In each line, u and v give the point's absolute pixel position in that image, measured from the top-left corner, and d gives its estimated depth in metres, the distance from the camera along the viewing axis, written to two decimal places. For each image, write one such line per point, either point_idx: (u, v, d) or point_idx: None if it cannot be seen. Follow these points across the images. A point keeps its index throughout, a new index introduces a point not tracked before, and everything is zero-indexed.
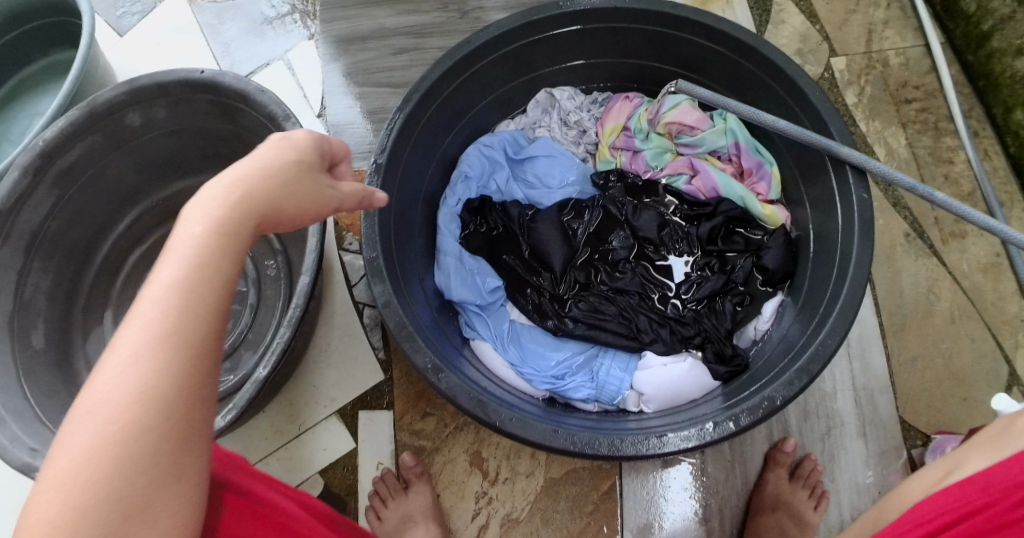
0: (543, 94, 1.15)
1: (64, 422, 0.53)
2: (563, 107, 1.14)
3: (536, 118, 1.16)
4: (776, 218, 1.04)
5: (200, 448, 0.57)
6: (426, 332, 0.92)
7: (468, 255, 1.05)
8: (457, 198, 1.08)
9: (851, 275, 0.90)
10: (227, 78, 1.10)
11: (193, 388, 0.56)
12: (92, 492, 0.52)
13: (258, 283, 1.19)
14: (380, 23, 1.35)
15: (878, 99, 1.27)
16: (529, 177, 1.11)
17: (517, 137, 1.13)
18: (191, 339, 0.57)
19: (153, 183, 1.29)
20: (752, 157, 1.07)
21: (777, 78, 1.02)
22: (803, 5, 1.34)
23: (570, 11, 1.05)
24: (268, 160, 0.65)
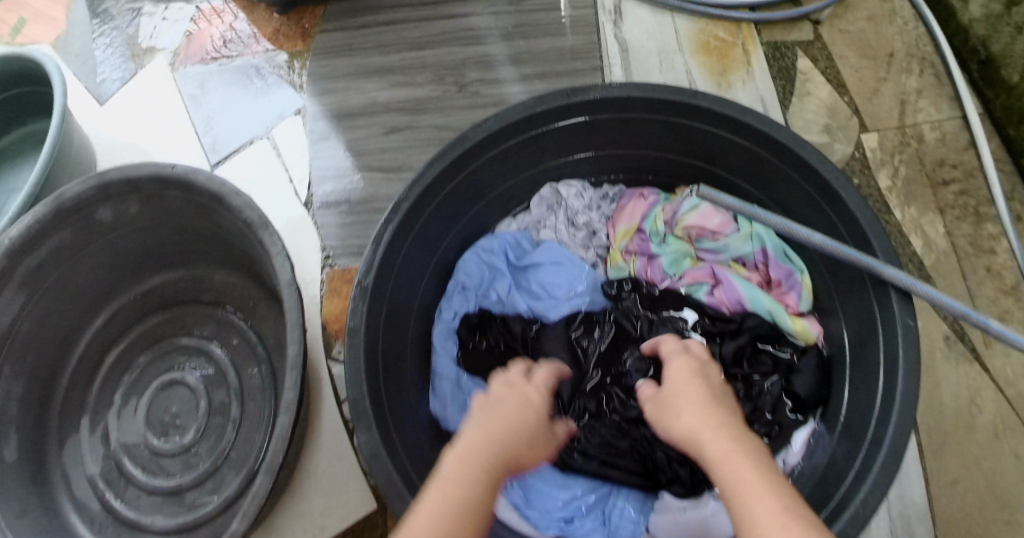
0: (549, 190, 1.07)
1: None
2: (570, 206, 1.06)
3: (540, 216, 1.07)
4: (809, 334, 0.96)
5: None
6: (416, 483, 0.83)
7: (467, 377, 0.96)
8: (454, 311, 1.00)
9: (895, 422, 0.81)
10: (201, 176, 0.98)
11: None
12: None
13: (241, 394, 1.11)
14: (371, 98, 1.26)
15: (913, 181, 1.17)
16: (532, 286, 1.01)
17: (520, 240, 1.05)
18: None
19: (128, 279, 1.20)
20: (780, 266, 0.98)
21: (809, 179, 0.92)
22: (830, 73, 1.24)
23: (576, 102, 0.96)
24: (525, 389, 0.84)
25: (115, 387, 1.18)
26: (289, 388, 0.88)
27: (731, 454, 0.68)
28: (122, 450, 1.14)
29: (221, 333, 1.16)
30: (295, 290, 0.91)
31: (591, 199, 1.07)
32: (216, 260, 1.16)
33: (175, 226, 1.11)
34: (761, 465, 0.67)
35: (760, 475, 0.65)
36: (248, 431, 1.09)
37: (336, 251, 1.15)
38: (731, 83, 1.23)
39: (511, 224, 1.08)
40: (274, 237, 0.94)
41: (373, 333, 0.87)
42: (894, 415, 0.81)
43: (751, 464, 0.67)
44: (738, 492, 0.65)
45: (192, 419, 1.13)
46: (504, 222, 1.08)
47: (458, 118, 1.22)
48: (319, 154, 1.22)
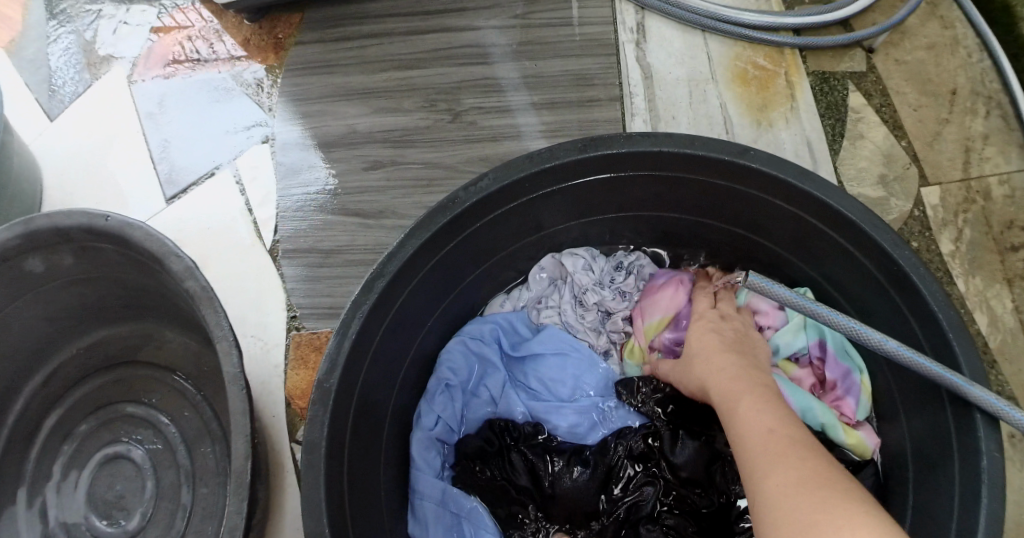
0: (550, 262, 0.95)
1: None
2: (578, 282, 0.94)
3: (543, 292, 0.96)
4: (864, 448, 0.84)
5: None
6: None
7: (456, 492, 0.84)
8: (435, 416, 0.87)
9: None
10: (138, 232, 0.83)
11: None
12: None
13: (195, 477, 0.97)
14: (349, 125, 1.08)
15: (978, 246, 1.01)
16: (529, 382, 0.91)
17: (517, 325, 0.94)
18: None
19: (71, 332, 1.04)
20: (839, 366, 0.86)
21: (883, 267, 0.78)
22: (886, 112, 1.07)
23: (594, 157, 0.80)
24: None
25: (55, 458, 1.03)
26: (233, 513, 0.74)
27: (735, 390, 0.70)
28: (62, 531, 1.00)
29: (172, 403, 1.02)
30: (243, 388, 0.77)
31: (602, 276, 0.95)
32: (169, 318, 1.02)
33: (118, 281, 0.97)
34: (765, 399, 0.67)
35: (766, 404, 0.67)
36: (201, 520, 0.95)
37: (305, 310, 0.98)
38: (772, 120, 1.05)
39: (509, 302, 0.96)
40: (219, 317, 0.80)
41: (336, 444, 0.73)
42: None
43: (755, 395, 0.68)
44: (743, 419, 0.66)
45: (138, 502, 0.98)
46: (501, 299, 0.96)
47: (450, 154, 1.05)
48: (289, 192, 1.05)
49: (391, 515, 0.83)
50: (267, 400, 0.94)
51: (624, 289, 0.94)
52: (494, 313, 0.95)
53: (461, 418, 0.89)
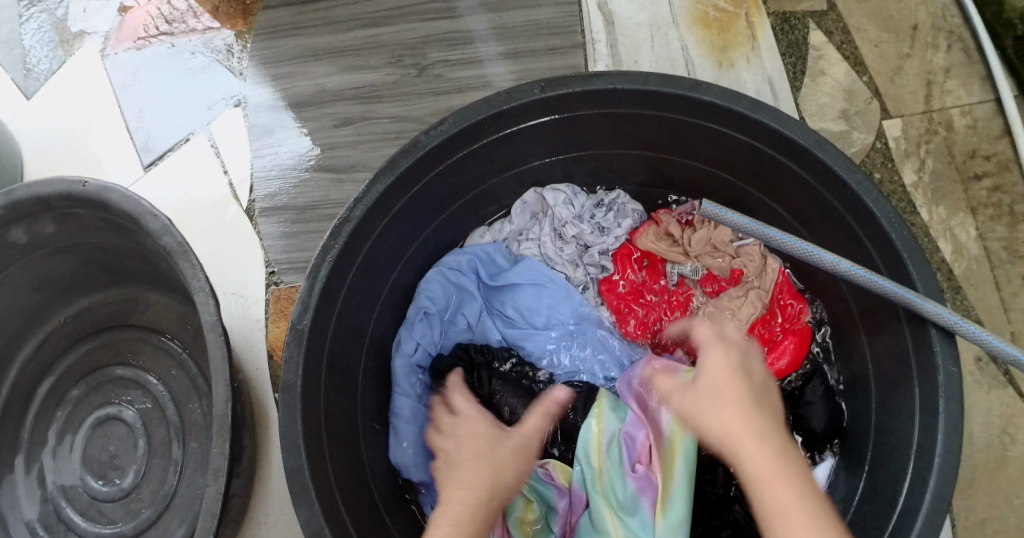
0: (531, 196, 0.97)
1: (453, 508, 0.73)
2: (557, 216, 0.97)
3: (524, 225, 0.99)
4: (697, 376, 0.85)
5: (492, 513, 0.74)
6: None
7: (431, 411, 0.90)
8: (414, 342, 0.91)
9: (931, 492, 0.70)
10: (115, 195, 0.85)
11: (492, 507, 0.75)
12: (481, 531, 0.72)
13: (184, 433, 1.00)
14: (319, 84, 1.10)
15: (941, 175, 1.03)
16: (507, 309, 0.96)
17: (495, 253, 0.97)
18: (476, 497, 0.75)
19: (57, 301, 1.06)
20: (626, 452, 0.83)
21: (837, 192, 0.80)
22: (847, 49, 1.08)
23: (549, 98, 0.82)
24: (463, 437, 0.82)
25: (49, 424, 1.06)
26: (216, 456, 0.77)
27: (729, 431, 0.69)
28: (60, 494, 1.04)
29: (159, 363, 1.05)
30: (221, 336, 0.79)
31: (581, 209, 0.97)
32: (152, 282, 1.04)
33: (99, 245, 0.99)
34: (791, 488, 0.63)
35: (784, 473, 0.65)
36: (193, 474, 0.98)
37: (282, 266, 1.01)
38: (734, 61, 1.07)
39: (492, 234, 0.99)
40: (196, 270, 0.81)
41: (311, 383, 0.75)
42: (931, 481, 0.71)
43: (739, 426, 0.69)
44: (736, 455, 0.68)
45: (131, 460, 1.02)
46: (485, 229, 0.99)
47: (419, 107, 1.07)
48: (263, 152, 1.07)
49: (373, 455, 0.86)
50: (251, 353, 0.97)
51: (602, 224, 0.97)
52: (472, 244, 0.98)
53: (439, 344, 0.94)
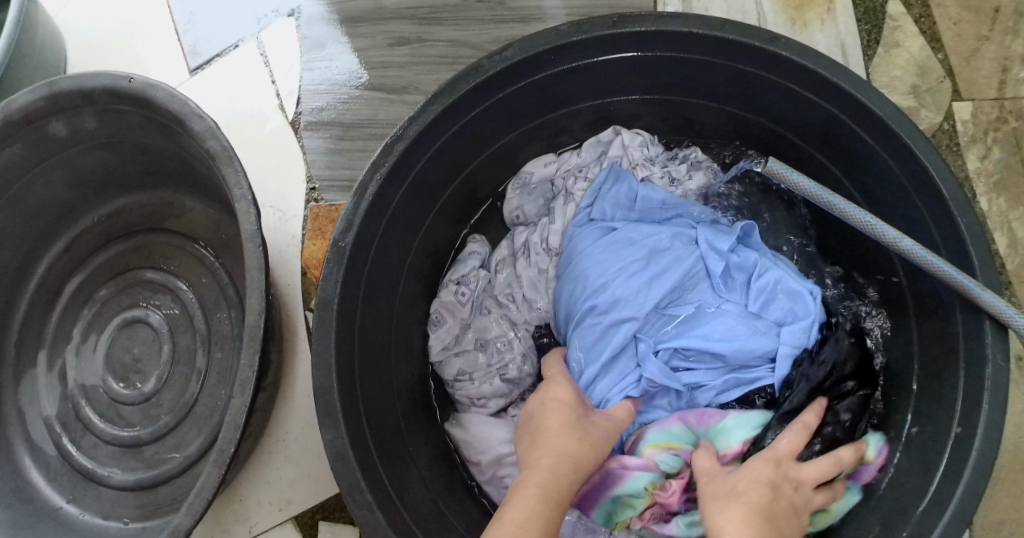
0: (610, 132, 0.95)
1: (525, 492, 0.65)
2: (630, 156, 0.95)
3: (586, 162, 0.96)
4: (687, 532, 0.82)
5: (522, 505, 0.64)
6: (391, 497, 0.72)
7: (653, 295, 0.85)
8: (603, 277, 0.86)
9: (963, 487, 0.69)
10: (160, 93, 0.82)
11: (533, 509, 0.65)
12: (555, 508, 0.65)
13: (210, 342, 1.00)
14: (377, 1, 1.08)
15: (1007, 165, 0.99)
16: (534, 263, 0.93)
17: (599, 184, 0.93)
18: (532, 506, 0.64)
19: (90, 199, 1.05)
20: None
21: (907, 167, 0.76)
22: (924, 23, 1.03)
23: (619, 34, 0.78)
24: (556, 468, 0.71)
25: (75, 321, 1.06)
26: (246, 367, 0.74)
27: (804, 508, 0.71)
28: (80, 393, 1.04)
29: (190, 270, 1.04)
30: (260, 247, 0.75)
31: (648, 157, 0.95)
32: (191, 187, 1.03)
33: (139, 145, 0.97)
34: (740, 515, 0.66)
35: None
36: (215, 385, 0.98)
37: (324, 182, 1.02)
38: (808, 21, 1.03)
39: (546, 169, 0.96)
40: (238, 176, 0.77)
41: (349, 303, 0.74)
42: (965, 476, 0.69)
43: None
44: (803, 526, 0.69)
45: (154, 365, 1.02)
46: (548, 160, 0.96)
47: (479, 33, 1.05)
48: (313, 65, 1.06)
49: (401, 383, 0.85)
50: (285, 269, 0.98)
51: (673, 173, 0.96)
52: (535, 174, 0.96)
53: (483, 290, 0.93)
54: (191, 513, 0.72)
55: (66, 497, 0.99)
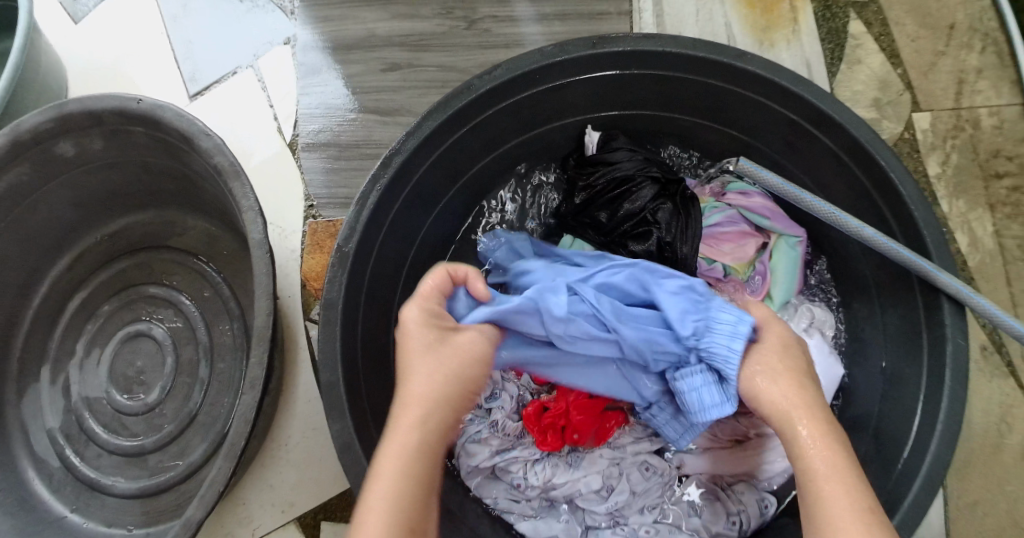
0: (472, 475, 0.85)
1: (382, 469, 0.63)
2: (481, 447, 0.85)
3: (498, 493, 0.85)
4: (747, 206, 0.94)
5: (392, 491, 0.62)
6: None
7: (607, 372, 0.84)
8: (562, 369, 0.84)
9: (931, 455, 0.73)
10: (168, 113, 0.86)
11: (416, 471, 0.64)
12: (412, 496, 0.62)
13: (212, 353, 1.04)
14: (369, 29, 1.14)
15: (964, 170, 1.06)
16: (596, 462, 0.85)
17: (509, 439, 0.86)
18: (404, 494, 0.62)
19: (95, 219, 1.09)
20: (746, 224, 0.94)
21: (867, 168, 0.82)
22: (884, 41, 1.10)
23: (599, 53, 0.84)
24: (421, 374, 0.69)
25: (79, 336, 1.10)
26: (255, 365, 0.77)
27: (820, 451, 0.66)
28: (84, 405, 1.07)
29: (191, 285, 1.08)
30: (267, 253, 0.79)
31: (493, 420, 0.86)
32: (191, 205, 1.07)
33: (144, 164, 1.01)
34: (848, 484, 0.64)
35: (868, 513, 0.61)
36: (217, 393, 1.02)
37: (321, 200, 1.07)
38: (775, 41, 1.10)
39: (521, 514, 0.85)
40: (245, 190, 0.82)
41: (351, 307, 0.78)
42: (931, 446, 0.73)
43: (840, 466, 0.64)
44: (812, 477, 0.65)
45: (158, 377, 1.05)
46: (523, 523, 0.85)
47: (465, 58, 1.12)
48: (309, 90, 1.12)
49: None
50: (285, 280, 1.02)
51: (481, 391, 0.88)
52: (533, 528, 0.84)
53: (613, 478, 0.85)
54: (200, 508, 0.75)
55: (71, 506, 1.02)
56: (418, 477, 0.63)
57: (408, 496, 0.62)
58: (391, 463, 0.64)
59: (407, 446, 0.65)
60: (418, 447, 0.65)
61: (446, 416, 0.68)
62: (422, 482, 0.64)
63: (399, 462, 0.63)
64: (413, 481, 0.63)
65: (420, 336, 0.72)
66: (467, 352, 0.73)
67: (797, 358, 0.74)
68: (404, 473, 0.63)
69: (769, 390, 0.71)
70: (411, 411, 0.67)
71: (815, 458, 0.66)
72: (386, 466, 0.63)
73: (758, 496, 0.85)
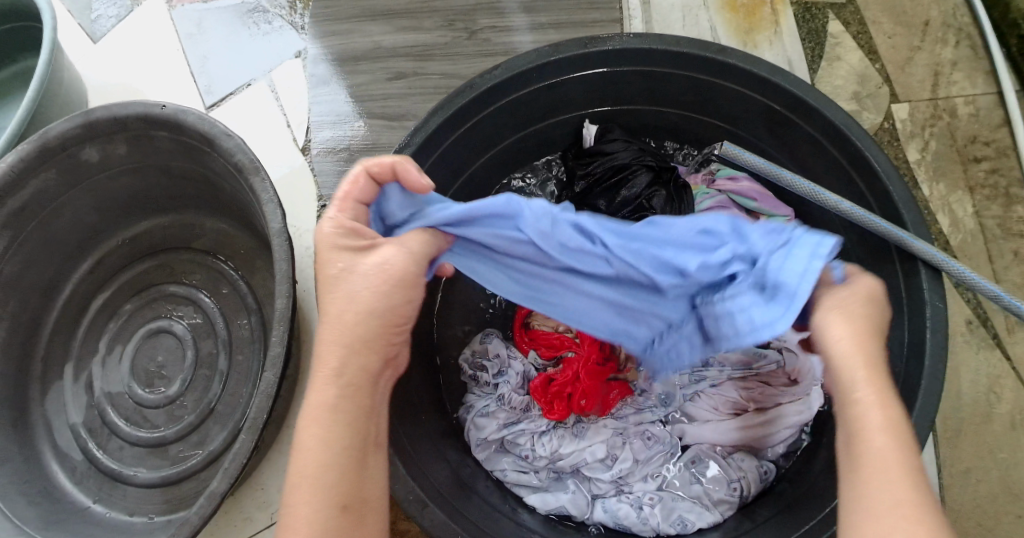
0: (483, 448, 0.90)
1: (304, 430, 0.65)
2: (491, 420, 0.90)
3: (508, 465, 0.90)
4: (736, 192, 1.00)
5: (318, 454, 0.64)
6: (409, 456, 0.80)
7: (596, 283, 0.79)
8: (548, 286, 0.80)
9: (915, 411, 0.77)
10: (190, 116, 0.93)
11: (335, 433, 0.65)
12: (338, 455, 0.64)
13: (229, 347, 1.09)
14: (375, 42, 1.21)
15: (943, 156, 1.11)
16: (600, 432, 0.90)
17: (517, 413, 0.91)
18: (330, 455, 0.64)
19: (118, 224, 1.15)
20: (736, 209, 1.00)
21: (845, 149, 0.87)
22: (862, 39, 1.16)
23: (590, 51, 0.90)
24: (332, 322, 0.67)
25: (102, 335, 1.15)
26: (274, 344, 0.82)
27: (887, 432, 0.59)
28: (107, 400, 1.11)
29: (209, 284, 1.14)
30: (286, 240, 0.84)
31: (500, 395, 0.92)
32: (209, 208, 1.13)
33: (165, 168, 1.07)
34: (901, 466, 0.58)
35: (921, 504, 0.57)
36: (235, 385, 1.07)
37: (333, 201, 1.12)
38: (758, 42, 1.16)
39: (529, 485, 0.89)
40: (263, 184, 0.87)
41: None
42: (915, 404, 0.77)
43: (903, 454, 0.58)
44: (870, 449, 0.59)
45: (178, 371, 1.10)
46: (532, 495, 0.88)
47: (466, 66, 1.19)
48: (320, 99, 1.18)
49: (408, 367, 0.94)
50: (299, 276, 1.08)
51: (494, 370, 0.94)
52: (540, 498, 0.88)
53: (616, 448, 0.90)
54: (223, 480, 0.80)
55: (94, 497, 1.06)
56: (338, 437, 0.65)
57: (327, 458, 0.64)
58: (315, 420, 0.65)
59: (325, 403, 0.65)
60: (336, 398, 0.65)
61: (366, 353, 0.67)
62: (346, 441, 0.65)
63: (324, 421, 0.65)
64: (338, 438, 0.65)
65: (336, 270, 0.68)
66: (381, 278, 0.68)
67: (881, 317, 0.65)
68: (326, 433, 0.64)
69: (844, 352, 0.62)
70: (328, 361, 0.66)
71: (872, 423, 0.59)
72: (309, 430, 0.65)
73: (756, 462, 0.88)
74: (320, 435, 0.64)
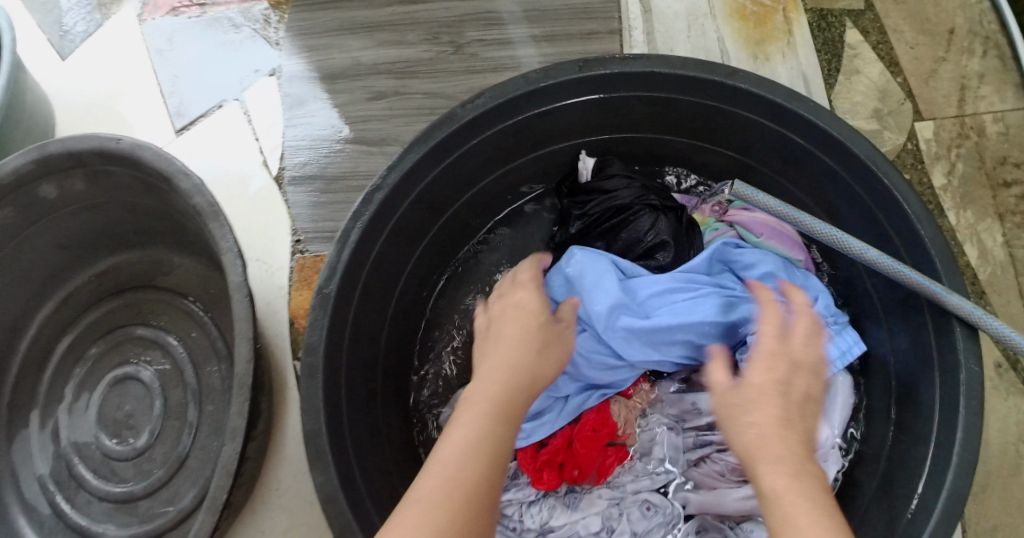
0: None
1: (437, 461, 0.59)
2: None
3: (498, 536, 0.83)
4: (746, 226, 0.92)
5: (457, 485, 0.58)
6: None
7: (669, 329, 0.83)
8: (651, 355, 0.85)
9: (948, 486, 0.69)
10: (148, 152, 0.84)
11: (479, 464, 0.59)
12: (476, 487, 0.58)
13: (201, 394, 1.01)
14: (354, 58, 1.12)
15: (970, 180, 1.02)
16: (595, 503, 0.82)
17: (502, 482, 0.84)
18: (468, 488, 0.57)
19: (81, 260, 1.07)
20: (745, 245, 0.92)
21: (870, 187, 0.78)
22: (882, 50, 1.07)
23: (586, 77, 0.81)
24: (503, 360, 0.68)
25: (67, 380, 1.07)
26: (238, 413, 0.75)
27: (787, 486, 0.54)
28: (73, 450, 1.04)
29: (179, 325, 1.06)
30: (247, 296, 0.76)
31: None
32: (179, 244, 1.05)
33: (128, 203, 0.98)
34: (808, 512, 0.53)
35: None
36: (207, 437, 0.99)
37: (308, 234, 1.04)
38: (769, 55, 1.07)
39: None
40: (225, 231, 0.79)
41: (335, 351, 0.75)
42: (948, 478, 0.69)
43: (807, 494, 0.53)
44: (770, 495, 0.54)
45: (147, 420, 1.02)
46: None
47: (452, 83, 1.10)
48: (295, 122, 1.10)
49: (387, 426, 0.86)
50: (273, 318, 1.00)
51: None
52: None
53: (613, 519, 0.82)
54: None
55: None
56: (477, 467, 0.59)
57: (466, 495, 0.57)
58: (455, 448, 0.60)
59: (474, 431, 0.61)
60: (497, 432, 0.62)
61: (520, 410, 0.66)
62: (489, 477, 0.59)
63: (471, 448, 0.60)
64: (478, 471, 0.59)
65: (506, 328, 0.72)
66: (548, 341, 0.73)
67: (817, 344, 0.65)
68: (466, 463, 0.59)
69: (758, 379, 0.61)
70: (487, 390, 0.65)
71: (769, 471, 0.55)
72: (443, 465, 0.59)
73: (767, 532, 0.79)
74: (461, 465, 0.59)
